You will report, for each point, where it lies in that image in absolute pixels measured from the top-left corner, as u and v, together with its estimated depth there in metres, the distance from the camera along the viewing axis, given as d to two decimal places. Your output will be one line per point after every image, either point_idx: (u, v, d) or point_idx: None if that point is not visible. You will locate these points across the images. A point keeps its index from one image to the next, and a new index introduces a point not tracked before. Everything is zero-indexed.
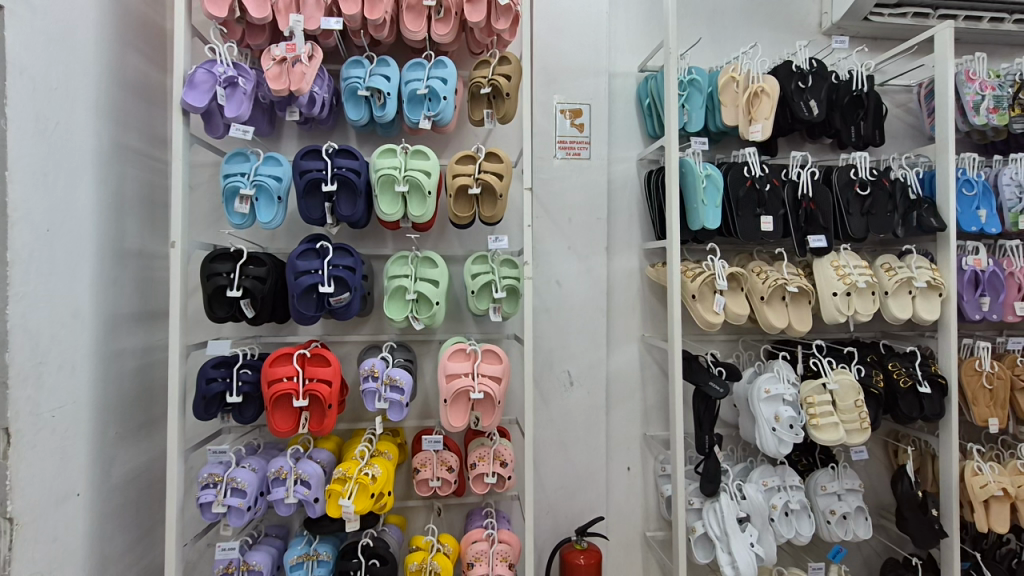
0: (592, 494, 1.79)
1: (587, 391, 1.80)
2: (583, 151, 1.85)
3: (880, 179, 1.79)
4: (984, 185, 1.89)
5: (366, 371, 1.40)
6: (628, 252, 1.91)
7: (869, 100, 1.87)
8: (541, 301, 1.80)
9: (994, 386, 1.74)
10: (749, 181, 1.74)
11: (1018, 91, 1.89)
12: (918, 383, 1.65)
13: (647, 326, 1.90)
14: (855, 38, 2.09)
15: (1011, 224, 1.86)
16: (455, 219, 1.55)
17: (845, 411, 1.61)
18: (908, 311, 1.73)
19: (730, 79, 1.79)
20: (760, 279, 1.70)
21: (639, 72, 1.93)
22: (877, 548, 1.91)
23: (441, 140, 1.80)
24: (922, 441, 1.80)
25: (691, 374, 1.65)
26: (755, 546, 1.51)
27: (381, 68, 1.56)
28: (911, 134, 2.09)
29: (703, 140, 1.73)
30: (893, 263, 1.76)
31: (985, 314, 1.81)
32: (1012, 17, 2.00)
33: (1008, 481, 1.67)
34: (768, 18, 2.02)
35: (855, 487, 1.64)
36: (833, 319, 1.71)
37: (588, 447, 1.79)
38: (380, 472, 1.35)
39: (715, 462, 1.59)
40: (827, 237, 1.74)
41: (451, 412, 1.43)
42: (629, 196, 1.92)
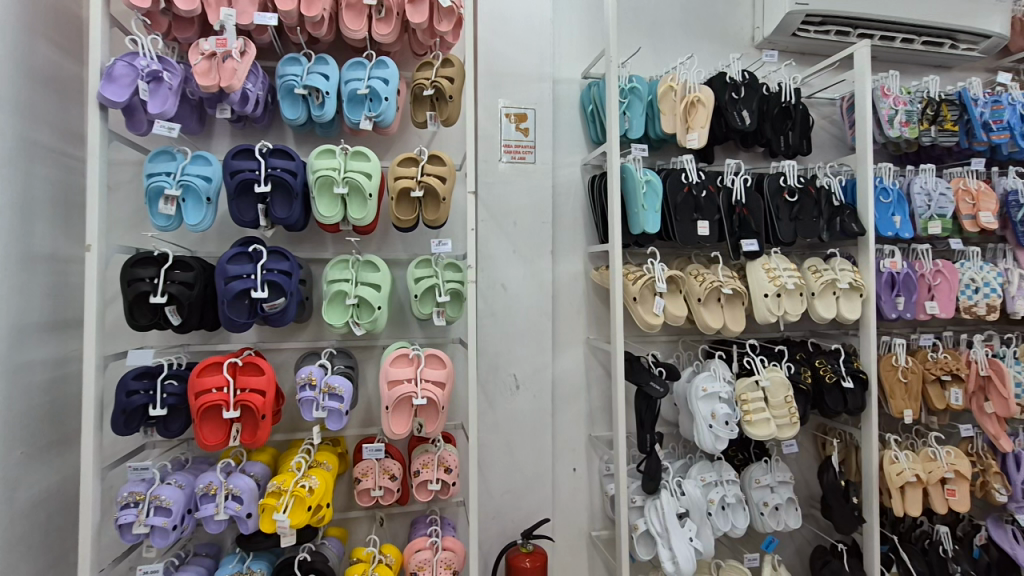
0: (538, 497, 1.80)
1: (533, 394, 1.81)
2: (528, 155, 1.86)
3: (807, 187, 1.89)
4: (899, 194, 2.03)
5: (302, 379, 1.36)
6: (573, 255, 1.93)
7: (796, 112, 1.99)
8: (486, 304, 1.79)
9: (909, 380, 1.87)
10: (687, 187, 1.80)
11: (926, 107, 2.04)
12: (842, 378, 1.75)
13: (592, 328, 1.94)
14: (784, 53, 2.21)
15: (921, 229, 2.01)
16: (397, 222, 1.53)
17: (776, 406, 1.69)
18: (833, 310, 1.83)
19: (668, 88, 1.86)
20: (697, 282, 1.76)
21: (582, 79, 1.97)
22: (807, 536, 2.01)
23: (383, 142, 1.77)
24: (847, 434, 1.91)
25: (633, 375, 1.69)
26: (694, 540, 1.55)
27: (318, 66, 1.51)
28: (834, 144, 2.22)
29: (643, 147, 1.79)
30: (819, 266, 1.87)
31: (900, 313, 1.95)
32: (921, 39, 2.16)
33: (921, 468, 1.80)
34: (704, 30, 2.10)
35: (786, 479, 1.73)
36: (764, 319, 1.79)
37: (533, 450, 1.80)
38: (318, 484, 1.31)
39: (656, 460, 1.62)
40: (759, 241, 1.81)
41: (393, 418, 1.41)
42: (574, 200, 1.95)
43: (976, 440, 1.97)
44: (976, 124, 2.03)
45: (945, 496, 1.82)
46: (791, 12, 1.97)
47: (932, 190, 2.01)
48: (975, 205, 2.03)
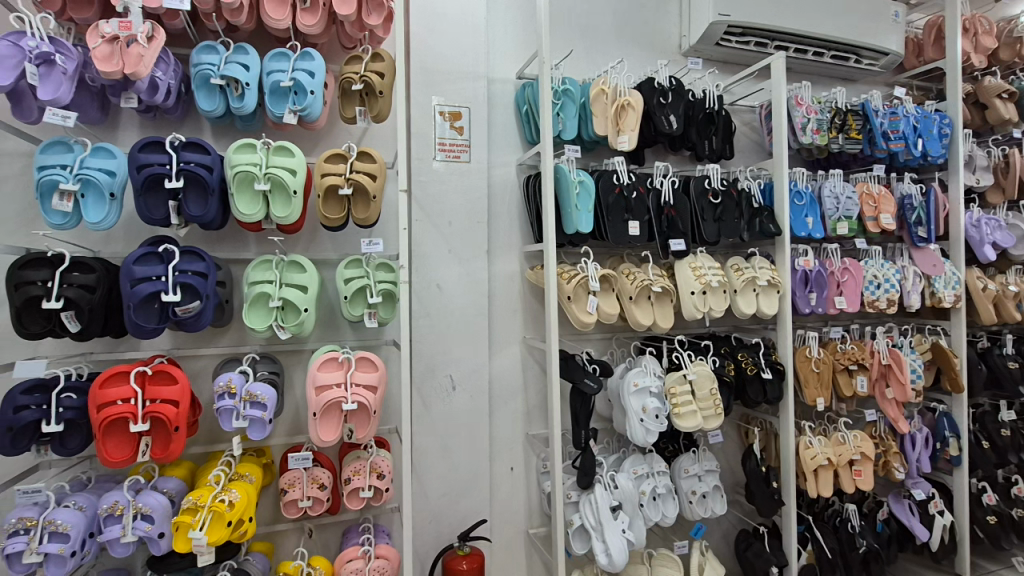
0: (475, 498, 1.79)
1: (469, 395, 1.80)
2: (463, 154, 1.85)
3: (729, 189, 2.00)
4: (811, 197, 2.18)
5: (221, 388, 1.28)
6: (509, 255, 1.94)
7: (720, 118, 2.08)
8: (421, 305, 1.76)
9: (821, 369, 2.01)
10: (618, 188, 1.85)
11: (834, 116, 2.21)
12: (762, 370, 1.86)
13: (528, 328, 1.95)
14: (709, 61, 2.31)
15: (831, 230, 2.16)
16: (325, 221, 1.47)
17: (702, 399, 1.77)
18: (753, 307, 1.94)
19: (600, 91, 1.90)
20: (628, 281, 1.81)
21: (516, 79, 1.97)
22: (732, 522, 2.11)
23: (310, 138, 1.70)
24: (767, 423, 2.02)
25: (568, 373, 1.71)
26: (626, 531, 1.58)
27: (237, 56, 1.43)
28: (754, 149, 2.36)
29: (576, 148, 1.82)
30: (740, 264, 1.97)
31: (813, 308, 2.09)
32: (830, 53, 2.32)
33: (832, 452, 1.93)
34: (634, 37, 2.17)
35: (713, 468, 1.81)
36: (691, 316, 1.87)
37: (470, 451, 1.79)
38: (238, 497, 1.23)
39: (591, 455, 1.66)
40: (686, 240, 1.89)
41: (322, 425, 1.35)
42: (509, 200, 1.95)
43: (879, 424, 2.15)
44: (877, 134, 2.22)
45: (853, 477, 1.97)
46: (714, 22, 2.07)
47: (840, 194, 2.17)
48: (877, 208, 2.21)
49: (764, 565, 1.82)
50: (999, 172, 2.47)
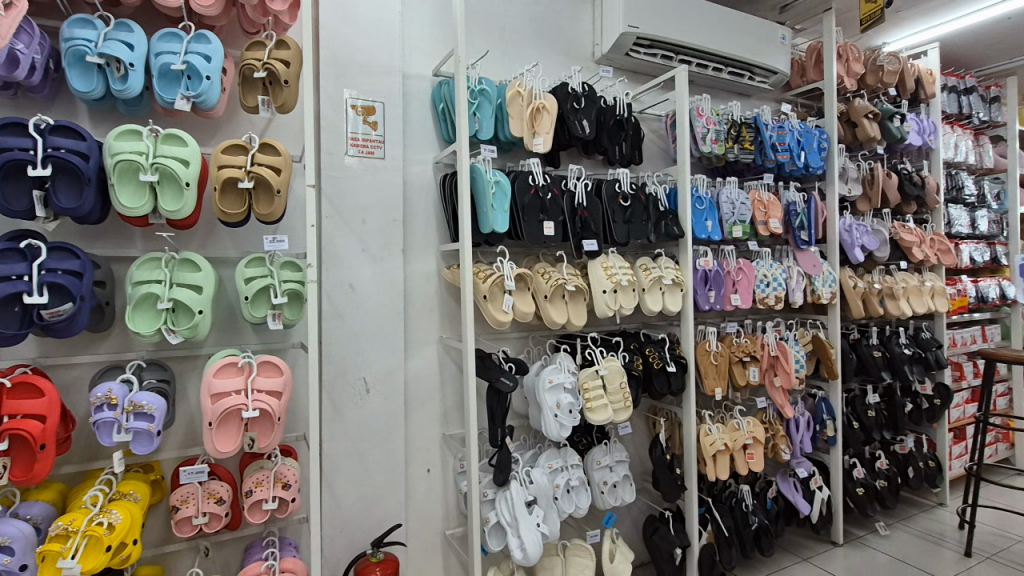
0: (390, 503, 1.75)
1: (383, 397, 1.76)
2: (377, 150, 1.80)
3: (637, 193, 2.10)
4: (710, 202, 2.33)
5: (99, 399, 1.16)
6: (425, 254, 1.91)
7: (629, 124, 2.18)
8: (331, 305, 1.69)
9: (719, 361, 2.18)
10: (533, 189, 1.88)
11: (730, 128, 2.39)
12: (666, 363, 1.98)
13: (444, 327, 1.94)
14: (620, 70, 2.42)
15: (728, 232, 2.34)
16: (223, 216, 1.37)
17: (612, 392, 1.85)
18: (660, 304, 2.06)
19: (516, 93, 1.92)
20: (543, 279, 1.85)
21: (432, 76, 1.95)
22: (641, 508, 2.22)
23: (207, 127, 1.58)
24: (672, 413, 2.15)
25: (484, 372, 1.72)
26: (540, 525, 1.62)
27: (119, 33, 1.30)
28: (660, 156, 2.50)
29: (492, 148, 1.83)
30: (648, 264, 2.09)
31: (712, 305, 2.25)
32: (727, 69, 2.51)
33: (728, 438, 2.09)
34: (549, 42, 2.22)
35: (622, 458, 1.91)
36: (603, 314, 1.95)
37: (385, 454, 1.75)
38: (120, 519, 1.12)
39: (507, 452, 1.67)
40: (598, 241, 1.97)
41: (218, 435, 1.26)
42: (425, 198, 1.93)
43: (769, 410, 2.35)
44: (767, 145, 2.43)
45: (747, 460, 2.14)
46: (623, 33, 2.17)
47: (735, 200, 2.35)
48: (767, 213, 2.42)
49: (669, 547, 1.93)
50: (866, 184, 2.79)
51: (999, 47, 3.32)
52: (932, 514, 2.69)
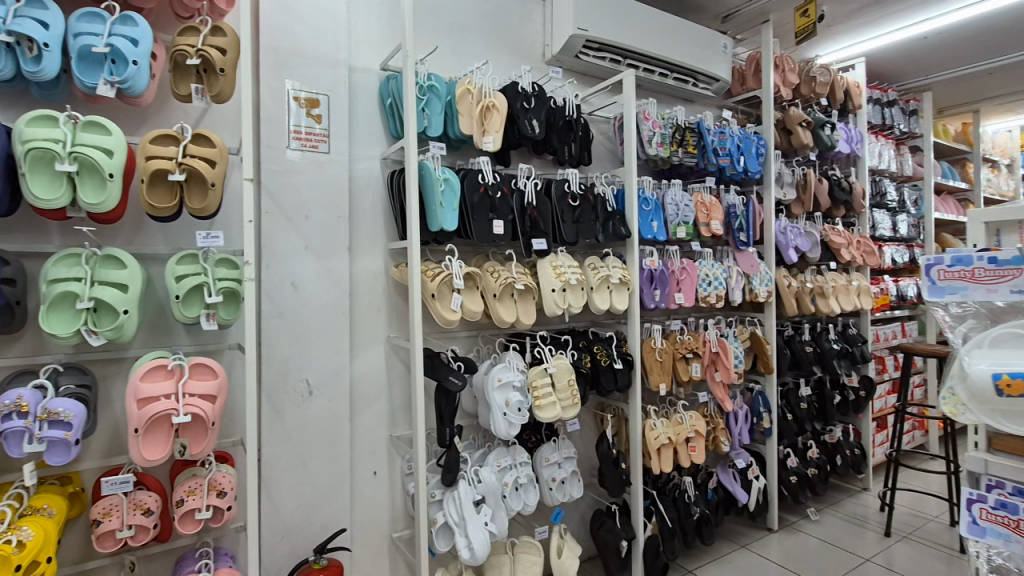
0: (334, 507, 1.71)
1: (327, 399, 1.71)
2: (321, 144, 1.74)
3: (586, 193, 2.14)
4: (656, 203, 2.40)
5: (7, 407, 1.07)
6: (372, 253, 1.87)
7: (578, 125, 2.21)
8: (272, 304, 1.63)
9: (663, 358, 2.25)
10: (483, 188, 1.88)
11: (674, 132, 2.47)
12: (613, 361, 2.02)
13: (392, 326, 1.90)
14: (569, 71, 2.45)
15: (672, 233, 2.42)
16: (151, 210, 1.29)
17: (560, 390, 1.87)
18: (607, 303, 2.10)
19: (466, 90, 1.91)
20: (492, 278, 1.85)
21: (380, 70, 1.91)
22: (589, 503, 2.27)
23: (134, 115, 1.49)
24: (619, 409, 2.20)
25: (433, 371, 1.70)
26: (488, 523, 1.61)
27: (31, 9, 1.20)
28: (609, 157, 2.55)
29: (441, 145, 1.81)
30: (596, 263, 2.12)
31: (657, 303, 2.32)
32: (672, 75, 2.59)
33: (671, 432, 2.17)
34: (499, 40, 2.22)
35: (570, 454, 1.94)
36: (552, 312, 1.97)
37: (329, 457, 1.70)
38: (31, 536, 1.04)
39: (455, 452, 1.65)
40: (546, 240, 1.99)
41: (145, 443, 1.19)
42: (372, 195, 1.89)
43: (710, 404, 2.45)
44: (709, 150, 2.52)
45: (689, 452, 2.22)
46: (573, 35, 2.20)
47: (679, 202, 2.44)
48: (709, 215, 2.51)
49: (615, 540, 1.97)
50: (800, 189, 2.95)
51: (917, 64, 3.59)
52: (858, 498, 2.88)
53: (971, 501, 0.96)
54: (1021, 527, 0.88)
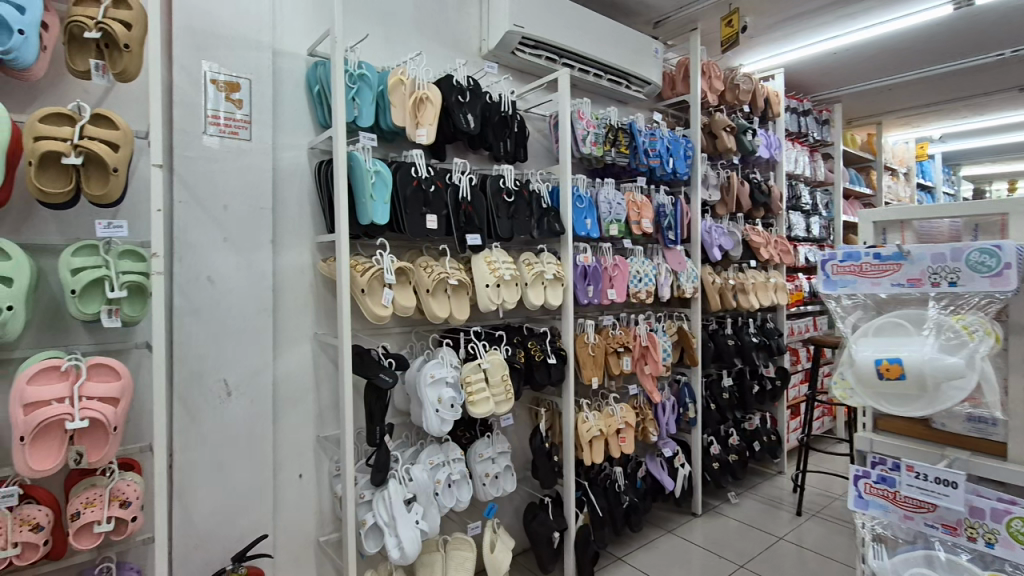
0: (255, 513, 1.63)
1: (249, 399, 1.62)
2: (242, 131, 1.65)
3: (521, 189, 2.15)
4: (589, 201, 2.45)
5: None
6: (297, 246, 1.79)
7: (514, 122, 2.21)
8: (186, 300, 1.53)
9: (595, 352, 2.31)
10: (416, 181, 1.85)
11: (608, 132, 2.53)
12: (547, 356, 2.05)
13: (320, 323, 1.84)
14: (506, 67, 2.45)
15: (605, 230, 2.48)
16: (41, 196, 1.17)
17: (495, 385, 1.88)
18: (542, 298, 2.12)
19: (398, 81, 1.87)
20: (425, 273, 1.82)
21: (307, 56, 1.83)
22: (522, 497, 2.29)
23: (23, 91, 1.35)
24: (552, 403, 2.24)
25: (362, 368, 1.65)
26: (419, 522, 1.59)
27: None
28: (544, 154, 2.58)
29: (371, 136, 1.76)
30: (530, 260, 2.15)
31: (590, 299, 2.37)
32: (606, 76, 2.65)
33: (603, 424, 2.23)
34: (435, 32, 2.19)
35: (505, 449, 1.95)
36: (486, 308, 1.97)
37: (250, 460, 1.62)
38: None
39: (386, 451, 1.61)
40: (481, 236, 1.98)
41: (33, 453, 1.08)
42: (299, 186, 1.81)
43: (640, 396, 2.54)
44: (640, 150, 2.61)
45: (619, 443, 2.29)
46: (509, 31, 2.21)
47: (611, 200, 2.50)
48: (640, 214, 2.60)
49: (547, 532, 2.00)
50: (724, 190, 3.11)
51: (829, 77, 3.87)
52: (773, 481, 3.08)
53: (857, 477, 1.03)
54: (899, 499, 0.97)
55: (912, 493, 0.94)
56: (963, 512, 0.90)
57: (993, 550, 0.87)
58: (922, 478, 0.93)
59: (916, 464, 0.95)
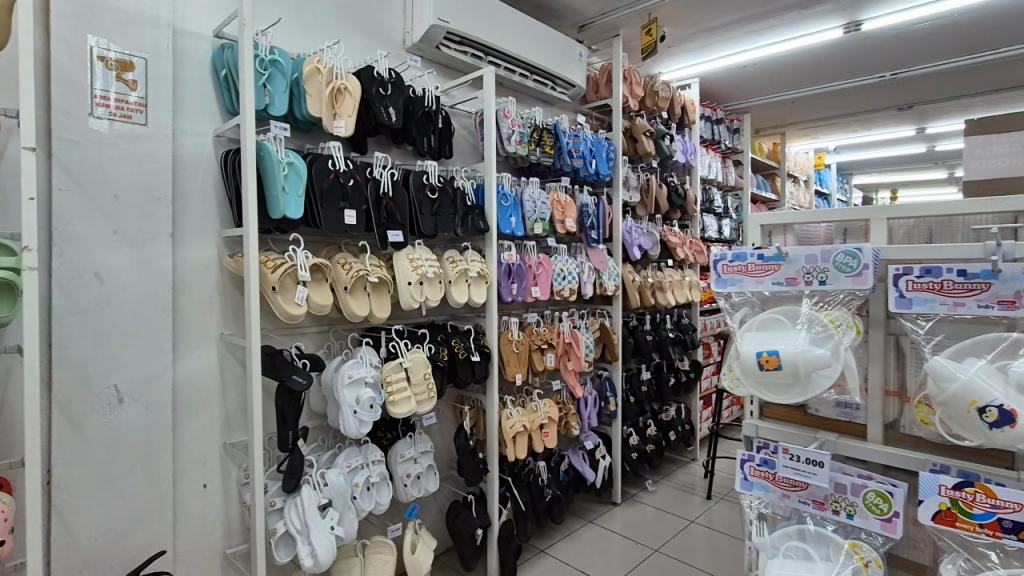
0: (152, 528, 1.51)
1: (144, 406, 1.49)
2: (136, 115, 1.51)
3: (445, 186, 2.13)
4: (514, 199, 2.47)
5: None
6: (201, 241, 1.67)
7: (438, 118, 2.19)
8: (68, 299, 1.38)
9: (519, 349, 2.33)
10: (333, 174, 1.77)
11: (533, 131, 2.56)
12: (471, 353, 2.05)
13: (227, 323, 1.73)
14: (431, 62, 2.41)
15: (530, 228, 2.51)
16: None
17: (416, 384, 1.85)
18: (465, 296, 2.11)
19: (314, 70, 1.79)
20: (343, 270, 1.76)
21: (213, 38, 1.70)
22: (446, 495, 2.28)
23: None
24: (477, 401, 2.24)
25: (274, 370, 1.54)
26: (335, 528, 1.54)
27: None
28: (470, 152, 2.57)
29: (284, 126, 1.67)
30: (454, 257, 2.13)
31: (514, 296, 2.39)
32: (532, 76, 2.68)
33: (526, 419, 2.26)
34: (355, 21, 2.12)
35: (427, 449, 1.93)
36: (408, 306, 1.94)
37: (146, 472, 1.49)
38: None
39: (299, 456, 1.56)
40: (403, 232, 1.94)
41: None
42: (202, 176, 1.68)
43: (563, 392, 2.60)
44: (564, 151, 2.66)
45: (542, 437, 2.34)
46: (433, 26, 2.17)
47: (536, 199, 2.54)
48: (563, 213, 2.66)
49: (470, 529, 2.01)
50: (644, 192, 3.25)
51: (739, 89, 4.14)
52: (687, 468, 3.27)
53: (743, 461, 1.11)
54: (777, 479, 1.06)
55: (788, 474, 1.04)
56: (829, 488, 0.99)
57: (852, 520, 0.97)
58: (795, 459, 1.03)
59: (790, 447, 1.04)
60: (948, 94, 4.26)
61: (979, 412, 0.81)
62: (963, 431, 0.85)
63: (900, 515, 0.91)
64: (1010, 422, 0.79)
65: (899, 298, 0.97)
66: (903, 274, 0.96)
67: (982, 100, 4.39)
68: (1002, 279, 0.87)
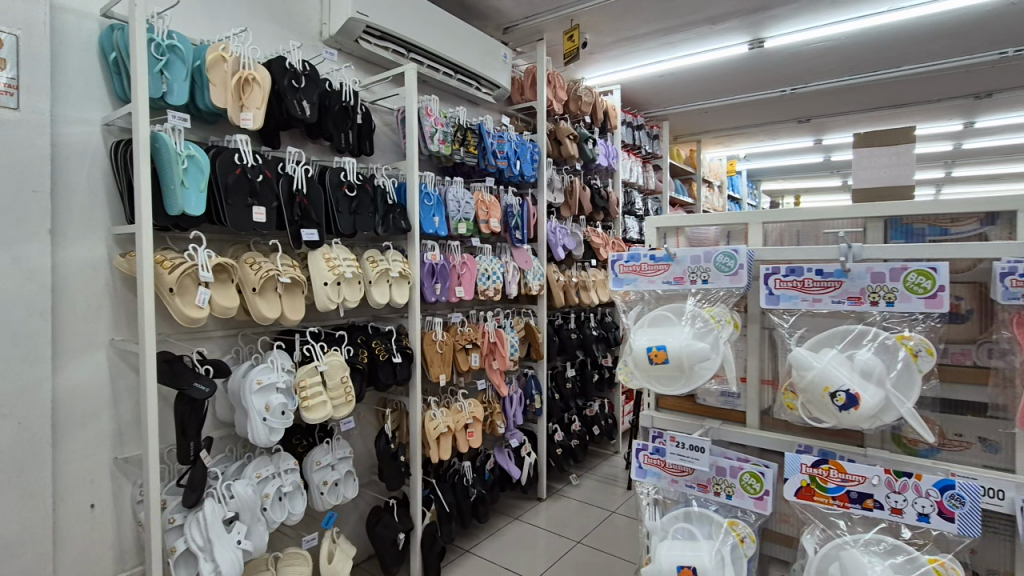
0: (27, 556, 1.36)
1: (16, 422, 1.34)
2: (5, 98, 1.35)
3: (364, 184, 2.08)
4: (438, 199, 2.46)
5: None
6: (87, 238, 1.53)
7: (356, 114, 2.13)
8: None
9: (443, 350, 2.32)
10: (240, 169, 1.67)
11: (456, 131, 2.54)
12: (392, 354, 2.01)
13: (119, 327, 1.59)
14: (349, 55, 2.36)
15: (454, 228, 2.50)
16: None
17: (333, 391, 1.78)
18: (386, 296, 2.07)
19: (218, 58, 1.69)
20: (251, 270, 1.66)
21: (101, 17, 1.56)
22: (368, 501, 2.23)
23: None
24: (399, 403, 2.21)
25: (169, 377, 1.45)
26: (242, 542, 1.46)
27: None
28: (392, 149, 2.53)
29: (183, 116, 1.55)
30: (375, 256, 2.08)
31: (438, 296, 2.37)
32: (456, 75, 2.67)
33: (450, 419, 2.26)
34: (266, 9, 2.02)
35: (345, 455, 1.88)
36: (323, 307, 1.87)
37: (19, 494, 1.34)
38: None
39: (201, 468, 1.46)
40: (318, 231, 1.87)
41: None
42: (88, 167, 1.54)
43: (488, 391, 2.61)
44: (488, 151, 2.66)
45: (467, 437, 2.33)
46: (351, 18, 2.11)
47: (460, 199, 2.53)
48: (488, 214, 2.67)
49: (392, 534, 1.97)
50: (567, 194, 3.33)
51: (658, 97, 4.34)
52: (609, 461, 3.40)
53: (638, 450, 1.17)
54: (668, 466, 1.12)
55: (675, 460, 1.11)
56: (711, 471, 1.07)
57: (731, 500, 1.05)
58: (681, 446, 1.10)
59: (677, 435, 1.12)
60: (840, 109, 4.70)
61: (830, 396, 0.91)
62: (820, 415, 0.94)
63: (770, 493, 1.01)
64: (855, 404, 0.89)
65: (769, 295, 1.06)
66: (771, 273, 1.05)
67: (868, 116, 4.88)
68: (851, 278, 0.98)
